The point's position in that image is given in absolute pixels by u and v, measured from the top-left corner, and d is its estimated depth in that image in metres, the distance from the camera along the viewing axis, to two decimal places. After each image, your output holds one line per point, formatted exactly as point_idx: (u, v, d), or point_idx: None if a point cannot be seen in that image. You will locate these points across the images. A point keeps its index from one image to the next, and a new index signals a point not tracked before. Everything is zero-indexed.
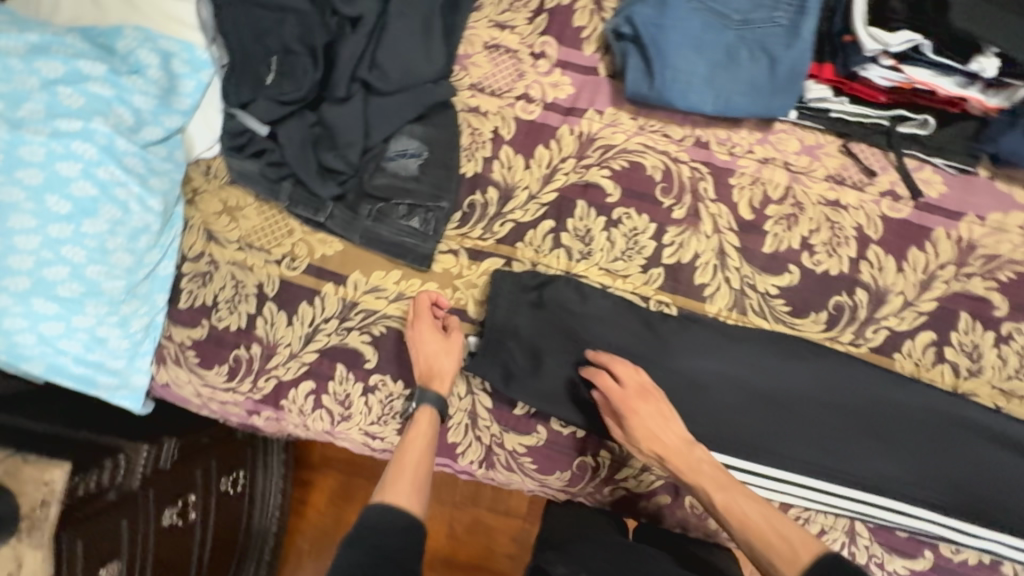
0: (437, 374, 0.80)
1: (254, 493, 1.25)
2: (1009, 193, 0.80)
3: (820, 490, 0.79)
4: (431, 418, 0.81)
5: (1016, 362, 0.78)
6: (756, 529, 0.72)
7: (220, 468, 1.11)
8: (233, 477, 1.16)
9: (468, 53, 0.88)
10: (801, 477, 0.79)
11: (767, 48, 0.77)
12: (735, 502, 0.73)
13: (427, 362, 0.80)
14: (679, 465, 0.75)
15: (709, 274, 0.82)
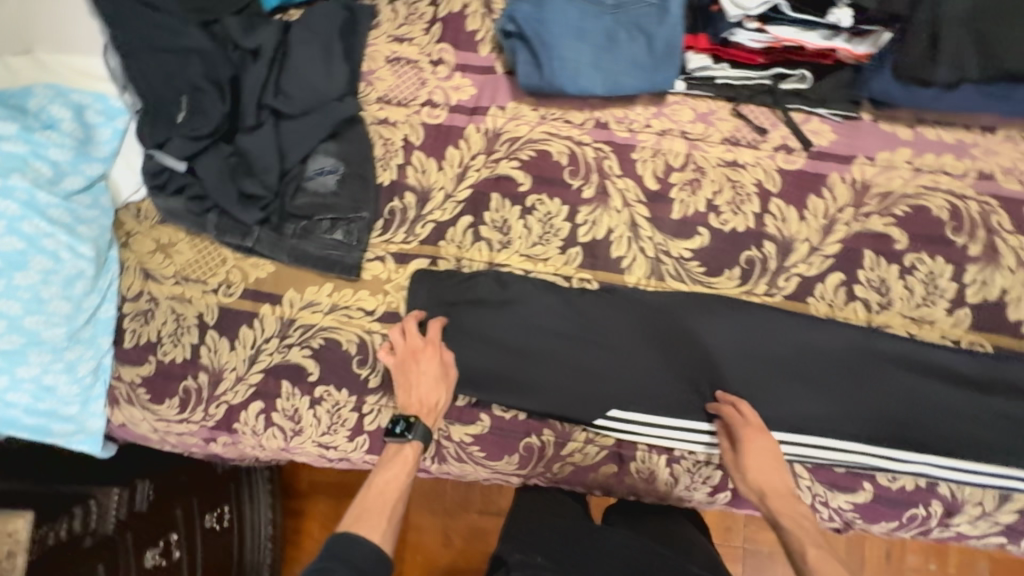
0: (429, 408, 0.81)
1: (243, 527, 1.25)
2: (894, 132, 0.84)
3: None
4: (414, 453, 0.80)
5: (922, 290, 0.81)
6: None
7: (202, 505, 1.13)
8: (218, 512, 1.17)
9: (371, 69, 0.92)
10: None
11: (642, 27, 0.81)
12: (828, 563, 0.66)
13: (415, 390, 0.81)
14: (783, 510, 0.74)
15: (624, 246, 0.86)
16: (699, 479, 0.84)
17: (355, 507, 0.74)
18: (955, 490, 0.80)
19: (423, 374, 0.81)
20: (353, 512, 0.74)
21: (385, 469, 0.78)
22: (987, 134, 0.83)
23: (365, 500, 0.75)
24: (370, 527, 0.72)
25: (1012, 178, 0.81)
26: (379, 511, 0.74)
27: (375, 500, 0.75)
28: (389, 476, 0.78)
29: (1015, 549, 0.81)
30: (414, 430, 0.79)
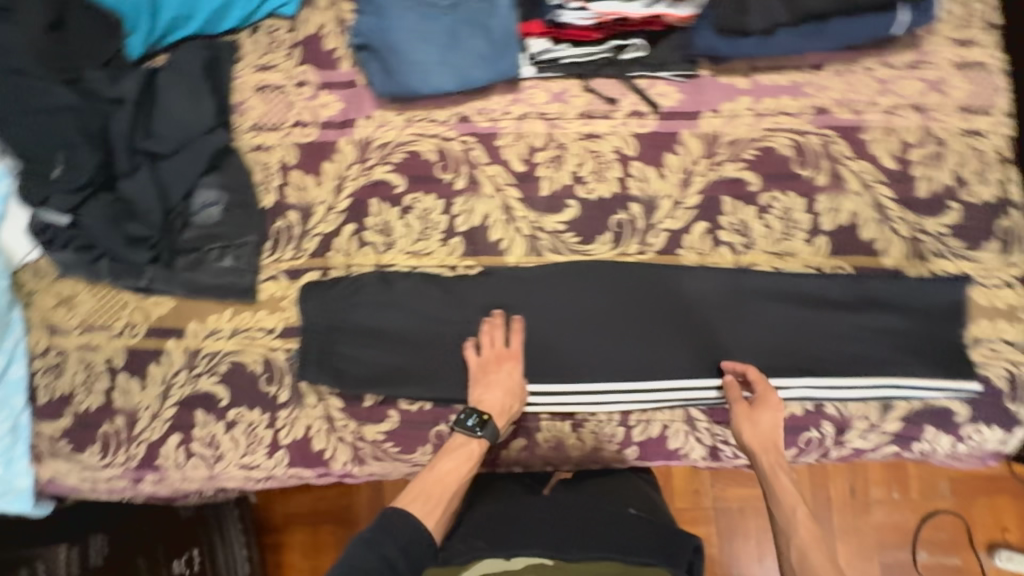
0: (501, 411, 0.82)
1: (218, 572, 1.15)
2: (732, 84, 0.89)
3: (645, 390, 0.85)
4: (479, 447, 0.81)
5: (780, 226, 0.86)
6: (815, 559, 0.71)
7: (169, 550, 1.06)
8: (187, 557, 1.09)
9: (242, 99, 0.96)
10: (623, 383, 0.85)
11: (478, 22, 0.86)
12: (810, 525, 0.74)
13: (495, 388, 0.82)
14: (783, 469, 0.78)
15: (501, 229, 0.90)
16: (605, 438, 0.87)
17: (413, 488, 0.77)
18: (841, 408, 0.84)
19: (499, 377, 0.83)
20: (409, 494, 0.76)
21: (445, 458, 0.80)
22: (817, 71, 0.88)
23: (425, 485, 0.77)
24: (423, 512, 0.75)
25: (845, 108, 0.86)
26: (435, 498, 0.76)
27: (431, 488, 0.77)
28: (450, 466, 0.79)
29: (911, 454, 0.85)
30: (486, 427, 0.80)
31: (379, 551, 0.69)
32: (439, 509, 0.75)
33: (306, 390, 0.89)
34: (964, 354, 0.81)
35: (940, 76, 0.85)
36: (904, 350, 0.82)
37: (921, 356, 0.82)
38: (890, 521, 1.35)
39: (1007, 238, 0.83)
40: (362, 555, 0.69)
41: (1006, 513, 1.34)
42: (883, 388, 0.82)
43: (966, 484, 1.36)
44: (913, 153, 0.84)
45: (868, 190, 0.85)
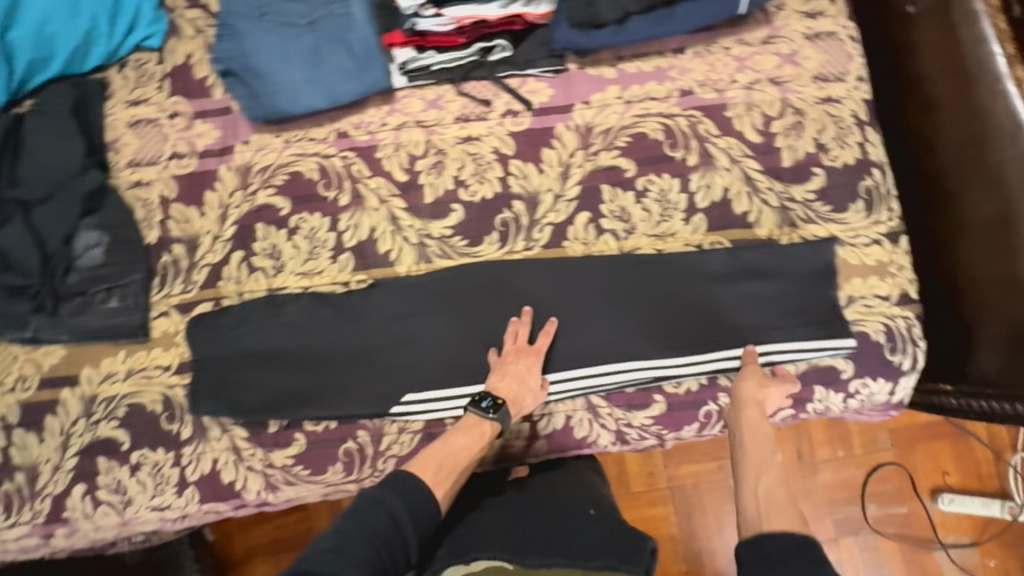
0: (517, 400, 0.81)
1: None
2: (599, 75, 0.91)
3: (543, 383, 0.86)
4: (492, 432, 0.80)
5: (658, 209, 0.88)
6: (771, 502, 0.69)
7: None
8: None
9: (116, 137, 0.94)
10: None
11: (339, 38, 0.87)
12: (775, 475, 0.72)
13: (512, 377, 0.82)
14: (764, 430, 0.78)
15: (389, 240, 0.90)
16: (512, 434, 0.88)
17: (429, 457, 0.77)
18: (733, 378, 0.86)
19: (516, 366, 0.83)
20: (424, 462, 0.76)
21: (459, 434, 0.80)
22: (679, 55, 0.90)
23: (440, 455, 0.77)
24: (432, 481, 0.75)
25: (708, 88, 0.89)
26: (447, 470, 0.76)
27: (444, 459, 0.77)
28: (463, 443, 0.79)
29: (807, 415, 0.88)
30: (501, 413, 0.80)
31: (387, 510, 0.69)
32: (448, 481, 0.76)
33: (209, 424, 0.88)
34: (838, 312, 0.85)
35: (792, 48, 0.89)
36: (783, 315, 0.85)
37: (797, 318, 0.85)
38: (838, 479, 1.38)
39: (869, 197, 0.87)
40: (371, 512, 0.68)
41: (945, 457, 1.38)
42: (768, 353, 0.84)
43: (906, 434, 1.39)
44: (775, 125, 0.88)
45: (736, 165, 0.87)
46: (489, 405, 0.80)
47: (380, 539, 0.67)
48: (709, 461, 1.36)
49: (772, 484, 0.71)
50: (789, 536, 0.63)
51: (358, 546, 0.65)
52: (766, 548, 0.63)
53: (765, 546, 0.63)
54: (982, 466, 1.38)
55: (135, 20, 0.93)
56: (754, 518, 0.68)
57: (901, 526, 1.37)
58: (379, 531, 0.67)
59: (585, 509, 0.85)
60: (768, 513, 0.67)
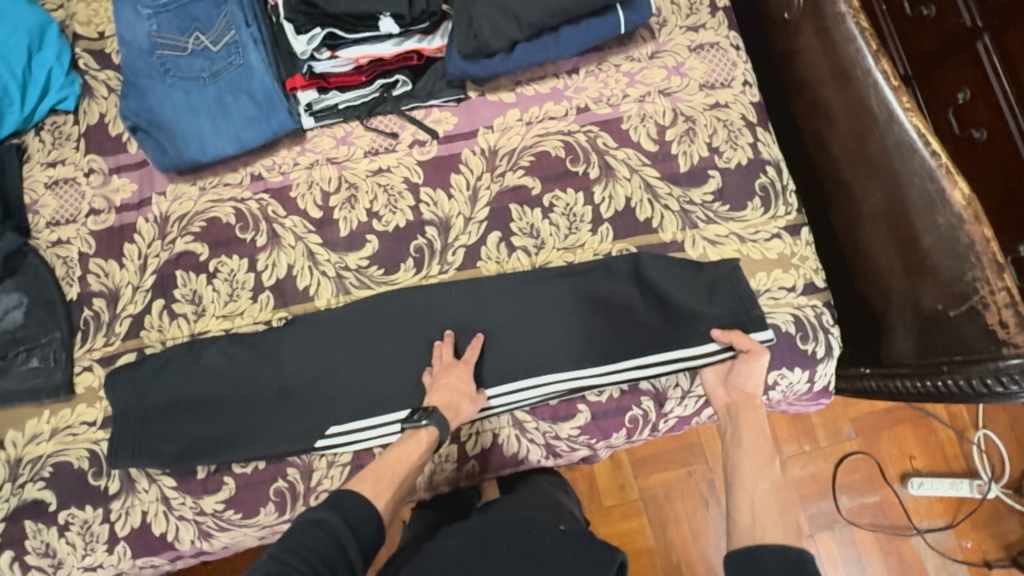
0: (451, 406, 0.81)
1: None
2: (499, 100, 0.95)
3: None
4: (424, 440, 0.80)
5: (565, 223, 0.91)
6: (762, 510, 0.69)
7: None
8: None
9: (34, 199, 0.96)
10: None
11: (242, 86, 0.90)
12: (764, 476, 0.73)
13: (443, 393, 0.81)
14: (751, 426, 0.79)
15: (307, 275, 0.92)
16: (442, 458, 0.88)
17: (377, 470, 0.76)
18: (654, 381, 0.88)
19: (442, 381, 0.83)
20: (365, 475, 0.75)
21: (398, 447, 0.79)
22: (573, 75, 0.94)
23: (384, 467, 0.76)
24: (372, 493, 0.74)
25: (602, 104, 0.93)
26: (386, 480, 0.75)
27: (387, 471, 0.76)
28: (402, 451, 0.79)
29: None
30: (430, 416, 0.79)
31: (326, 528, 0.67)
32: (389, 491, 0.74)
33: (137, 475, 0.88)
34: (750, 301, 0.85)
35: (678, 60, 0.94)
36: (694, 316, 0.85)
37: (708, 322, 0.84)
38: (806, 474, 1.36)
39: (765, 193, 0.90)
40: (309, 534, 0.65)
41: (910, 442, 1.38)
42: (675, 362, 0.84)
43: (869, 423, 1.38)
44: (669, 133, 0.91)
45: (636, 174, 0.91)
46: (412, 416, 0.80)
47: (318, 558, 0.63)
48: (677, 467, 1.34)
49: (766, 488, 0.71)
50: (784, 552, 0.63)
51: (296, 565, 0.62)
52: (758, 558, 0.64)
53: (755, 555, 0.64)
54: (947, 447, 1.37)
55: (47, 85, 0.96)
56: (746, 528, 0.69)
57: (875, 516, 1.34)
58: (321, 550, 0.64)
59: (556, 524, 0.79)
60: (761, 522, 0.68)
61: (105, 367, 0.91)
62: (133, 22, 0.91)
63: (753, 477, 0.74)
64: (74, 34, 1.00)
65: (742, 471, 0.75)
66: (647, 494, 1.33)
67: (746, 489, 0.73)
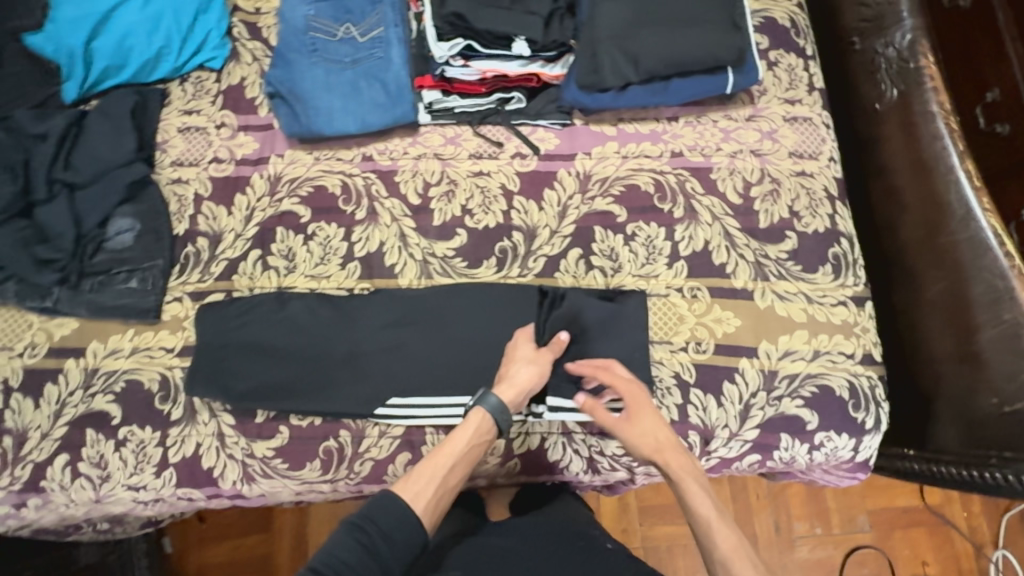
0: (505, 379, 0.85)
1: None
2: (601, 131, 1.02)
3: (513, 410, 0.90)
4: (468, 436, 0.81)
5: (643, 252, 0.96)
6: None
7: None
8: None
9: (165, 139, 1.05)
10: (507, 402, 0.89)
11: (377, 75, 1.00)
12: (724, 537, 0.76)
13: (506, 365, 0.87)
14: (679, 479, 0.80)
15: (396, 254, 0.98)
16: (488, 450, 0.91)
17: (428, 465, 0.78)
18: (704, 418, 0.89)
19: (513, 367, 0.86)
20: (413, 471, 0.78)
21: (445, 444, 0.81)
22: (672, 122, 1.02)
23: (435, 461, 0.79)
24: (412, 493, 0.75)
25: (696, 152, 1.00)
26: (428, 476, 0.77)
27: (437, 466, 0.78)
28: (450, 443, 0.81)
29: (773, 461, 0.91)
30: (481, 399, 0.83)
31: (361, 539, 0.69)
32: (429, 493, 0.76)
33: (200, 407, 0.92)
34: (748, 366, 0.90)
35: (772, 127, 1.01)
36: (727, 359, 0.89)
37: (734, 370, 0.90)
38: (813, 558, 1.34)
39: (837, 262, 0.95)
40: (342, 545, 0.69)
41: (924, 546, 1.35)
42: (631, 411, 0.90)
43: (884, 518, 1.37)
44: (754, 190, 0.97)
45: (717, 221, 0.96)
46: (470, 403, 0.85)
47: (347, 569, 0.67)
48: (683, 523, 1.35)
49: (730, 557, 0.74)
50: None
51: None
52: None
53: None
54: (962, 560, 1.34)
55: (203, 43, 1.07)
56: None
57: None
58: (351, 562, 0.68)
59: (604, 542, 0.85)
60: None
61: (195, 302, 0.97)
62: (296, 5, 1.02)
63: (715, 541, 0.76)
64: (235, 5, 1.12)
65: (703, 535, 0.77)
66: (649, 544, 1.33)
67: (714, 552, 0.75)
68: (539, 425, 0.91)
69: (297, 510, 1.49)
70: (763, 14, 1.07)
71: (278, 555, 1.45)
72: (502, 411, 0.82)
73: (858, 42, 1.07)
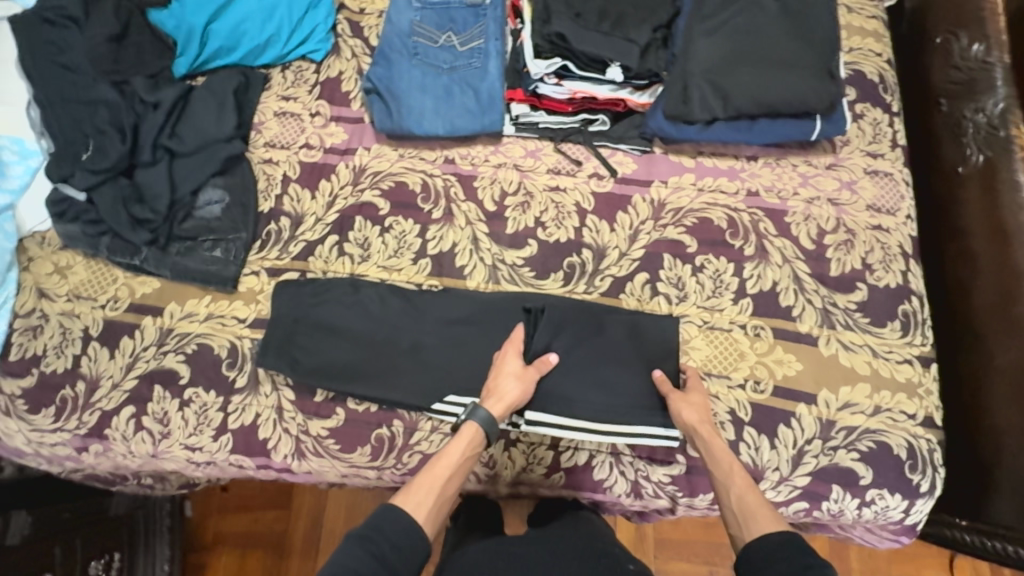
0: (495, 394, 0.86)
1: None
2: (679, 162, 1.04)
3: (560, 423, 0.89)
4: (467, 444, 0.81)
5: (710, 285, 0.97)
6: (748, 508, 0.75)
7: (88, 551, 1.19)
8: (105, 560, 1.22)
9: (262, 121, 1.10)
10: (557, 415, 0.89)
11: (471, 83, 1.04)
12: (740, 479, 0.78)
13: (493, 379, 0.87)
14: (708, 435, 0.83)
15: (467, 256, 1.01)
16: (535, 460, 0.92)
17: (426, 476, 0.78)
18: (756, 457, 0.89)
19: (502, 381, 0.87)
20: (411, 484, 0.77)
21: (441, 457, 0.80)
22: (751, 161, 1.03)
23: (433, 472, 0.79)
24: (414, 504, 0.75)
25: (773, 194, 1.01)
26: (427, 489, 0.77)
27: (435, 478, 0.78)
28: (447, 454, 0.81)
29: (820, 512, 0.89)
30: (473, 412, 0.83)
31: (369, 549, 0.69)
32: (431, 503, 0.76)
33: (263, 378, 0.95)
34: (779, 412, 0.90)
35: (852, 178, 1.01)
36: None
37: (789, 414, 0.90)
38: None
39: (906, 319, 0.94)
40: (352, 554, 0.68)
41: None
42: (611, 434, 0.90)
43: None
44: (828, 238, 0.98)
45: (788, 264, 0.97)
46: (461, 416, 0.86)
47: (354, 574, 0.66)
48: (700, 563, 1.33)
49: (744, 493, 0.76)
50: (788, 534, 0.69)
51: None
52: (765, 554, 0.68)
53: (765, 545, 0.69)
54: None
55: (309, 36, 1.13)
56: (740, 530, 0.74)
57: None
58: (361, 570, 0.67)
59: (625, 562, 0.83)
60: (754, 524, 0.73)
61: (271, 278, 1.01)
62: (403, 10, 1.07)
63: (732, 481, 0.78)
64: (343, 3, 1.18)
65: (718, 474, 0.79)
66: None
67: (731, 487, 0.77)
68: (589, 443, 0.92)
69: (318, 493, 1.50)
70: (853, 67, 1.08)
71: (293, 536, 1.46)
72: (493, 420, 0.83)
73: (945, 104, 1.08)
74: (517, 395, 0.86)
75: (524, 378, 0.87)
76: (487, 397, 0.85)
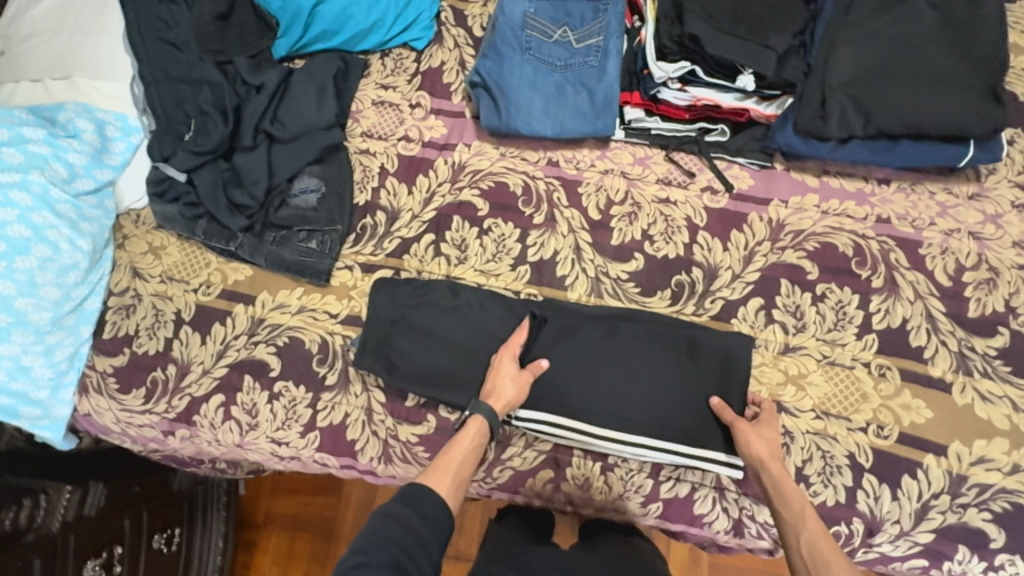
0: (494, 393, 0.83)
1: (190, 554, 1.27)
2: (802, 180, 0.97)
3: (639, 445, 0.85)
4: (477, 429, 0.81)
5: (832, 316, 0.90)
6: (818, 553, 0.68)
7: (152, 525, 1.16)
8: (167, 534, 1.20)
9: (359, 109, 1.07)
10: (644, 438, 0.85)
11: (585, 83, 0.99)
12: (811, 521, 0.71)
13: (492, 379, 0.85)
14: (778, 473, 0.77)
15: (568, 266, 0.96)
16: (632, 487, 0.88)
17: (442, 459, 0.77)
18: (874, 507, 0.82)
19: (506, 382, 0.84)
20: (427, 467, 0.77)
21: (454, 444, 0.79)
22: (883, 185, 0.95)
23: (449, 455, 0.78)
24: (433, 481, 0.74)
25: (906, 222, 0.93)
26: (443, 469, 0.76)
27: (451, 461, 0.77)
28: (459, 440, 0.80)
29: (939, 572, 0.82)
30: (476, 407, 0.82)
31: (399, 518, 0.68)
32: (450, 481, 0.75)
33: (354, 377, 0.93)
34: (915, 462, 0.83)
35: (997, 211, 0.93)
36: None
37: (914, 464, 0.83)
38: None
39: None
40: (383, 526, 0.67)
41: None
42: (686, 459, 0.84)
43: None
44: (966, 275, 0.90)
45: (921, 300, 0.89)
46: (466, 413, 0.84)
47: (396, 545, 0.66)
48: None
49: (816, 537, 0.69)
50: None
51: (377, 558, 0.64)
52: None
53: None
54: None
55: (412, 23, 1.08)
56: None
57: None
58: (394, 540, 0.66)
59: None
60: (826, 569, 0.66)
61: (363, 272, 0.98)
62: None
63: (805, 523, 0.71)
64: None
65: (788, 515, 0.73)
66: None
67: (802, 532, 0.71)
68: (693, 475, 0.87)
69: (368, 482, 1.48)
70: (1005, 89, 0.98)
71: (342, 522, 1.44)
72: (495, 417, 0.81)
73: None
74: (515, 398, 0.83)
75: (520, 381, 0.84)
76: (486, 396, 0.83)
